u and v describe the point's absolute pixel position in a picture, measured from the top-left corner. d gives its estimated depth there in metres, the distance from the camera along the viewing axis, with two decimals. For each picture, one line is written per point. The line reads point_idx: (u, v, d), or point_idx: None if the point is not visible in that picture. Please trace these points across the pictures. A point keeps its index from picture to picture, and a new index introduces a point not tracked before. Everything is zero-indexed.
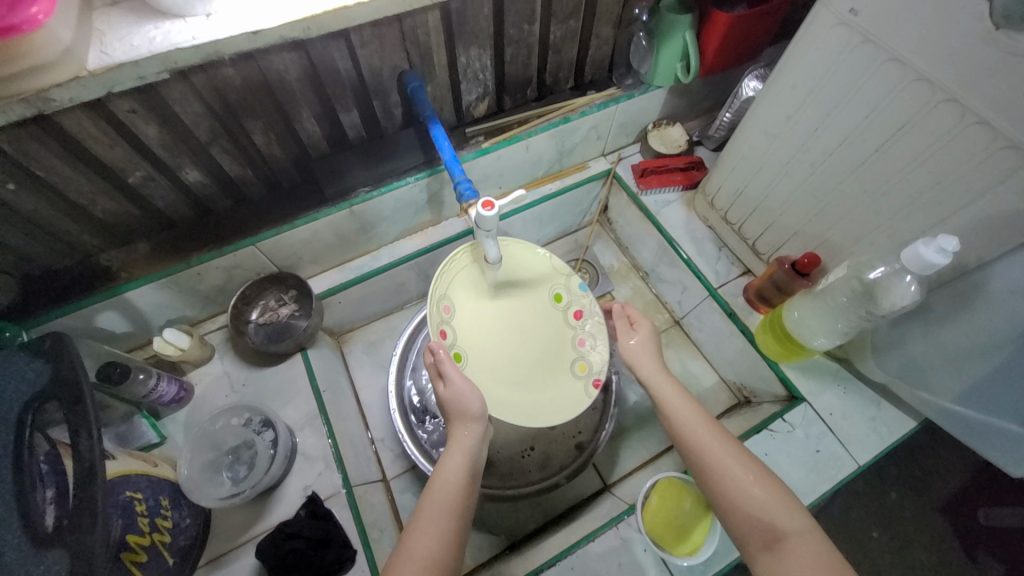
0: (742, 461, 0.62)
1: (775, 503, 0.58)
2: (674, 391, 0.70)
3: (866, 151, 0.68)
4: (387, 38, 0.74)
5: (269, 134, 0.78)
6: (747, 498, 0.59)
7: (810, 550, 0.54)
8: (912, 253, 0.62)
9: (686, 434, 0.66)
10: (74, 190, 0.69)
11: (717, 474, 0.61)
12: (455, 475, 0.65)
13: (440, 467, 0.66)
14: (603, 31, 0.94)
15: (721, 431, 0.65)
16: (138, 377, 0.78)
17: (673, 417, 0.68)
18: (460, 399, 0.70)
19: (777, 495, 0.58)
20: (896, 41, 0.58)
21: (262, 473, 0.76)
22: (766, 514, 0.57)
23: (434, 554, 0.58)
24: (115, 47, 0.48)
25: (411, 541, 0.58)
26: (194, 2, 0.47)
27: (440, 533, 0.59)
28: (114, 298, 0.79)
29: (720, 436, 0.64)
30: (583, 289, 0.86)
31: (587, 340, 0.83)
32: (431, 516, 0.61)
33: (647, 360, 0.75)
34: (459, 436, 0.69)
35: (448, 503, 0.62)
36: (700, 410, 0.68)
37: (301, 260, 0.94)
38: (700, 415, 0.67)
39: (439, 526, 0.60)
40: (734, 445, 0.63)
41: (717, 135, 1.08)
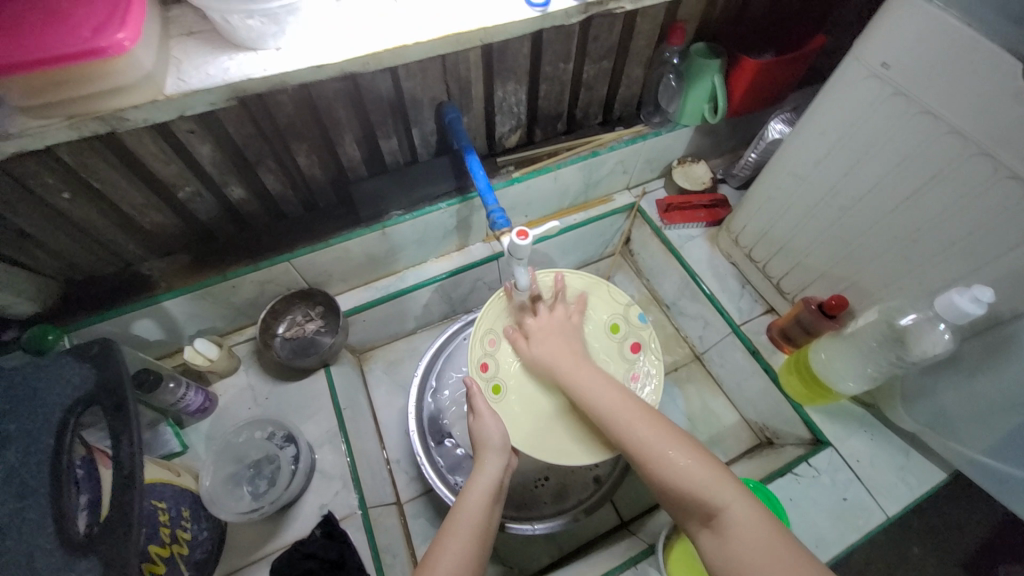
0: (666, 437, 0.61)
1: (701, 469, 0.57)
2: (589, 374, 0.71)
3: (897, 198, 0.69)
4: (430, 72, 0.78)
5: (312, 156, 0.81)
6: (671, 468, 0.58)
7: (743, 514, 0.53)
8: (946, 301, 0.62)
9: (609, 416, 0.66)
10: (127, 202, 0.73)
11: (643, 453, 0.61)
12: (481, 496, 0.65)
13: (466, 489, 0.67)
14: (634, 71, 0.97)
15: (644, 410, 0.65)
16: (169, 385, 0.80)
17: (592, 407, 0.68)
18: (486, 435, 0.71)
19: (702, 461, 0.58)
20: (928, 95, 0.60)
21: (282, 488, 0.77)
22: (697, 482, 0.56)
23: (458, 565, 0.58)
24: (191, 74, 0.51)
25: (436, 554, 0.59)
26: (267, 36, 0.51)
27: (466, 548, 0.60)
28: (152, 306, 0.81)
29: (639, 415, 0.64)
30: (641, 320, 0.86)
31: (641, 375, 0.81)
32: (457, 530, 0.61)
33: (567, 350, 0.75)
34: (484, 460, 0.69)
35: (472, 522, 0.62)
36: (616, 389, 0.68)
37: (331, 277, 0.97)
38: (615, 395, 0.67)
39: (462, 543, 0.60)
40: (650, 420, 0.64)
41: (742, 173, 1.10)
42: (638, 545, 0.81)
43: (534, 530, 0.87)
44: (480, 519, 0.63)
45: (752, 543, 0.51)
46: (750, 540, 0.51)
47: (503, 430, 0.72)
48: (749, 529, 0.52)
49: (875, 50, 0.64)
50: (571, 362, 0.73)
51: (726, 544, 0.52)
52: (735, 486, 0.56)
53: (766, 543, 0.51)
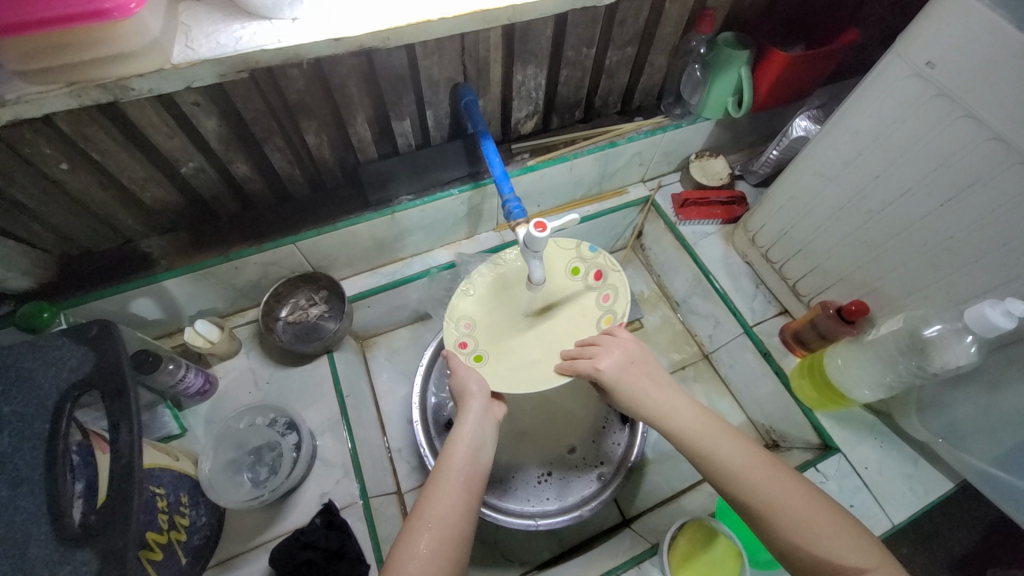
0: (805, 505, 0.53)
1: (857, 551, 0.50)
2: (699, 417, 0.61)
3: (930, 204, 0.66)
4: (447, 51, 0.74)
5: (322, 135, 0.78)
6: (813, 539, 0.51)
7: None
8: (976, 313, 0.60)
9: (722, 470, 0.57)
10: (127, 175, 0.69)
11: (768, 512, 0.53)
12: (466, 446, 0.64)
13: (450, 440, 0.65)
14: (658, 60, 0.93)
15: (772, 464, 0.56)
16: (168, 367, 0.77)
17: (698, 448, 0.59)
18: (462, 383, 0.71)
19: (851, 536, 0.51)
20: (973, 99, 0.57)
21: (284, 477, 0.75)
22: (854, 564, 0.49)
23: (450, 516, 0.58)
24: (200, 42, 0.48)
25: (424, 506, 0.58)
26: (284, 4, 0.47)
27: (457, 498, 0.59)
28: (152, 285, 0.79)
29: (765, 471, 0.56)
30: (593, 250, 0.83)
31: (610, 294, 0.78)
32: (449, 479, 0.60)
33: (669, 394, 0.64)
34: (466, 410, 0.68)
35: (462, 473, 0.61)
36: (733, 436, 0.59)
37: (336, 261, 0.94)
38: (737, 444, 0.58)
39: (451, 494, 0.59)
40: (779, 473, 0.55)
41: (761, 171, 1.07)
42: (641, 544, 0.80)
43: (536, 525, 0.85)
44: (461, 472, 0.62)
45: None
46: None
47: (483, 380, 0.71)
48: None
49: (920, 48, 0.60)
50: (681, 408, 0.63)
51: None
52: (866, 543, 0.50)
53: None
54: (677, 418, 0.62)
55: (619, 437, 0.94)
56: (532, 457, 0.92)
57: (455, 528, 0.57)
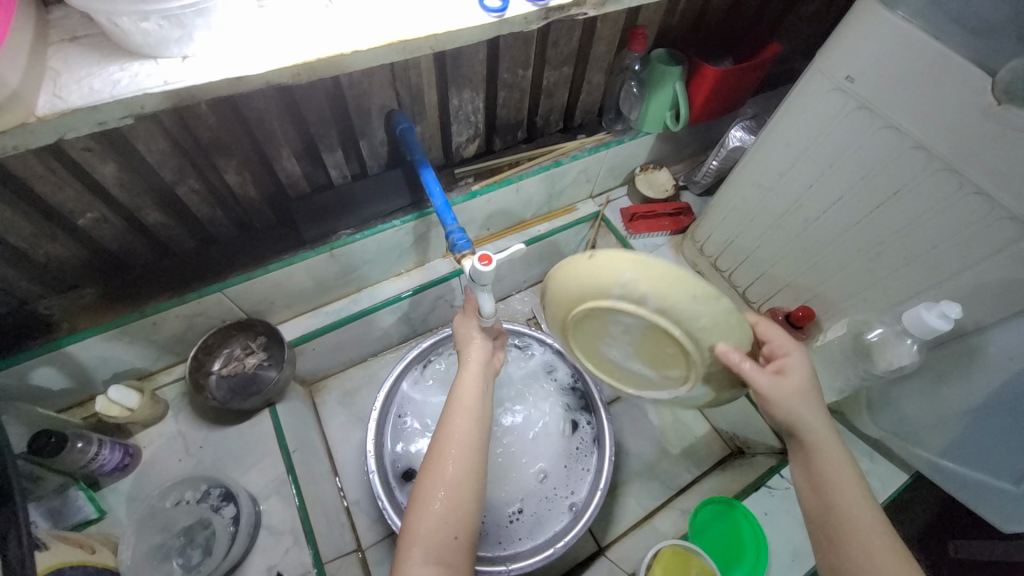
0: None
1: None
2: (856, 494, 0.52)
3: (862, 212, 0.68)
4: (377, 79, 0.70)
5: (243, 173, 0.71)
6: None
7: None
8: (914, 316, 0.62)
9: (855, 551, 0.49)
10: (11, 234, 0.61)
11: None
12: (473, 384, 0.65)
13: (456, 382, 0.65)
14: (595, 77, 0.93)
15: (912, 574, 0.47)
16: (77, 445, 0.69)
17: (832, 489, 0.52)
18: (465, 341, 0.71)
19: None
20: (893, 110, 0.59)
21: (220, 558, 0.68)
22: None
23: (467, 449, 0.58)
24: (70, 89, 0.42)
25: (441, 445, 0.59)
26: (170, 42, 0.42)
27: (471, 431, 0.60)
28: (53, 353, 0.69)
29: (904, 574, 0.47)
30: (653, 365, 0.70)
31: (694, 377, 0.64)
32: (460, 415, 0.61)
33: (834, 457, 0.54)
34: (467, 358, 0.69)
35: (471, 408, 0.62)
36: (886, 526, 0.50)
37: (273, 305, 0.87)
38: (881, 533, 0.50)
39: (466, 425, 0.60)
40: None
41: (703, 181, 1.09)
42: None
43: (507, 571, 0.81)
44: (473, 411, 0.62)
45: None
46: None
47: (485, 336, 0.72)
48: None
49: (840, 63, 0.62)
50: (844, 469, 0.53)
51: None
52: None
53: None
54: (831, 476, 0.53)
55: (587, 464, 0.91)
56: (500, 493, 0.89)
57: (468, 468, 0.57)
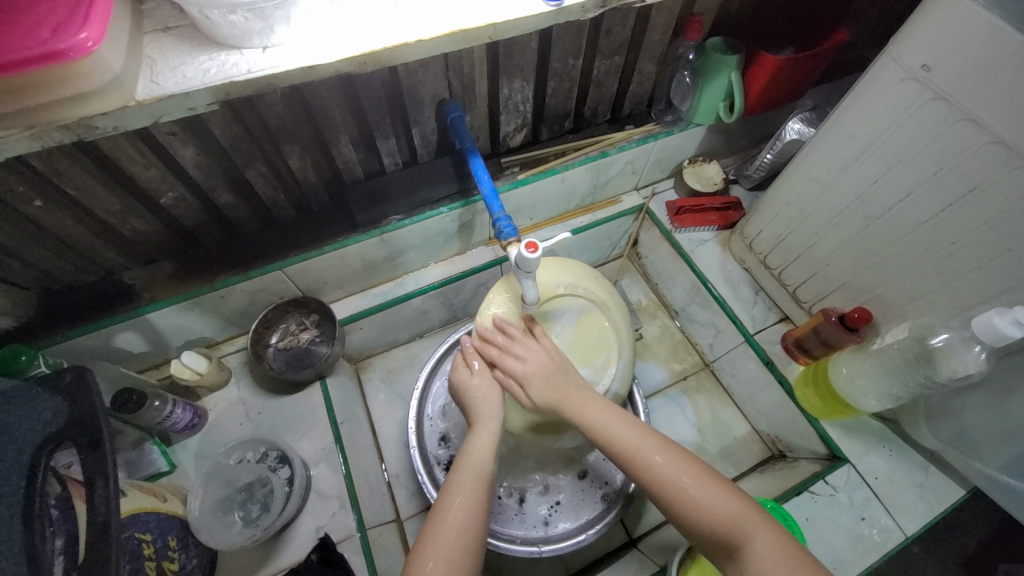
0: (709, 488, 0.57)
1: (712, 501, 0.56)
2: (604, 408, 0.66)
3: (930, 210, 0.65)
4: (431, 68, 0.72)
5: (304, 158, 0.76)
6: (697, 504, 0.56)
7: (769, 548, 0.51)
8: (983, 322, 0.59)
9: (630, 454, 0.61)
10: (104, 210, 0.67)
11: (666, 491, 0.58)
12: (484, 450, 0.65)
13: (466, 447, 0.66)
14: (646, 67, 0.92)
15: (664, 445, 0.62)
16: (154, 404, 0.76)
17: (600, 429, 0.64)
18: (481, 394, 0.70)
19: (724, 494, 0.56)
20: (972, 102, 0.55)
21: (276, 515, 0.74)
22: (719, 517, 0.54)
23: (466, 524, 0.58)
24: (166, 76, 0.46)
25: (440, 514, 0.59)
26: (253, 34, 0.46)
27: (470, 509, 0.59)
28: (135, 318, 0.76)
29: (663, 449, 0.61)
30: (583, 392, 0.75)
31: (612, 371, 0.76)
32: (461, 490, 0.61)
33: (564, 383, 0.68)
34: (484, 418, 0.68)
35: (473, 483, 0.62)
36: (632, 421, 0.65)
37: (326, 285, 0.92)
38: (632, 429, 0.63)
39: (467, 497, 0.60)
40: (670, 449, 0.61)
41: (755, 175, 1.05)
42: (649, 566, 0.78)
43: (541, 552, 0.82)
44: (480, 474, 0.63)
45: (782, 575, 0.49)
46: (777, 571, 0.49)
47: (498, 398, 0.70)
48: (775, 560, 0.50)
49: (915, 51, 0.58)
50: (573, 393, 0.67)
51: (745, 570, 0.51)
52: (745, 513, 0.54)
53: None
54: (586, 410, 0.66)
55: None
56: (533, 478, 0.90)
57: (468, 540, 0.57)
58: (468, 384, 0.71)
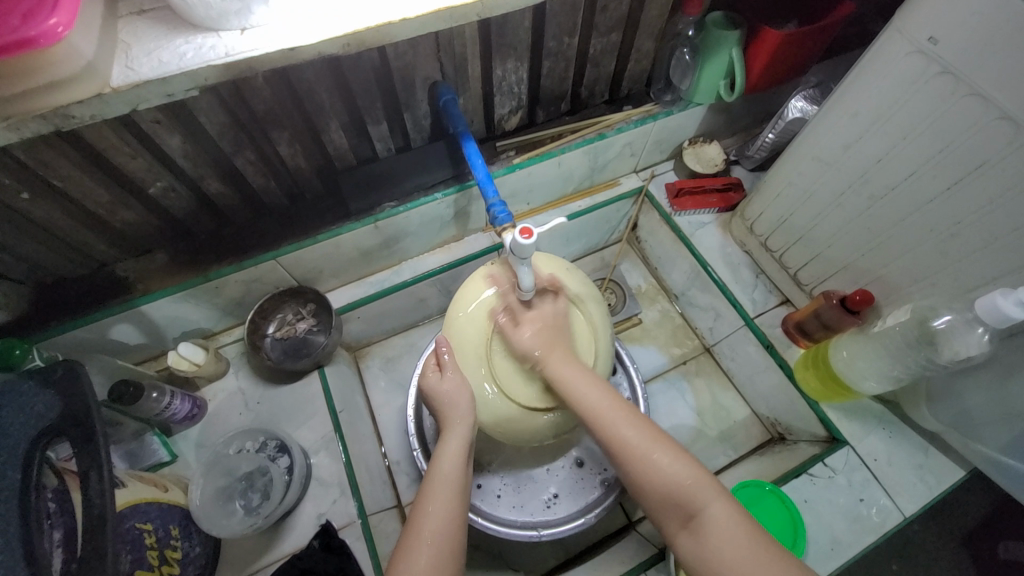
0: (678, 457, 0.57)
1: (679, 467, 0.56)
2: (577, 372, 0.64)
3: (936, 188, 0.63)
4: (421, 49, 0.70)
5: (294, 145, 0.74)
6: (662, 468, 0.56)
7: (724, 515, 0.53)
8: (987, 303, 0.58)
9: (598, 420, 0.61)
10: (92, 201, 0.66)
11: (630, 456, 0.58)
12: (455, 458, 0.64)
13: (438, 455, 0.65)
14: (645, 45, 0.89)
15: (629, 412, 0.61)
16: (152, 395, 0.76)
17: (573, 394, 0.63)
18: (452, 399, 0.68)
19: (684, 460, 0.57)
20: (982, 76, 0.53)
21: (277, 503, 0.75)
22: (680, 481, 0.55)
23: (442, 536, 0.57)
24: (142, 62, 0.44)
25: (419, 524, 0.58)
26: (230, 15, 0.44)
27: (447, 514, 0.59)
28: (130, 310, 0.76)
29: (626, 415, 0.61)
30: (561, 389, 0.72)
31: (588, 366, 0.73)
32: (435, 499, 0.60)
33: (551, 339, 0.68)
34: (454, 426, 0.67)
35: (447, 488, 0.61)
36: (599, 384, 0.64)
37: (321, 274, 0.91)
38: (601, 391, 0.63)
39: (442, 507, 0.60)
40: (637, 419, 0.61)
41: (757, 155, 1.02)
42: (648, 547, 0.79)
43: (540, 536, 0.84)
44: (456, 479, 0.63)
45: (736, 542, 0.51)
46: (732, 539, 0.51)
47: (467, 398, 0.68)
48: (731, 530, 0.51)
49: (922, 22, 0.56)
50: (558, 347, 0.67)
51: (704, 538, 0.52)
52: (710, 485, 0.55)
53: (749, 545, 0.50)
54: (560, 369, 0.65)
55: None
56: (533, 464, 0.91)
57: (448, 540, 0.57)
58: (438, 390, 0.69)
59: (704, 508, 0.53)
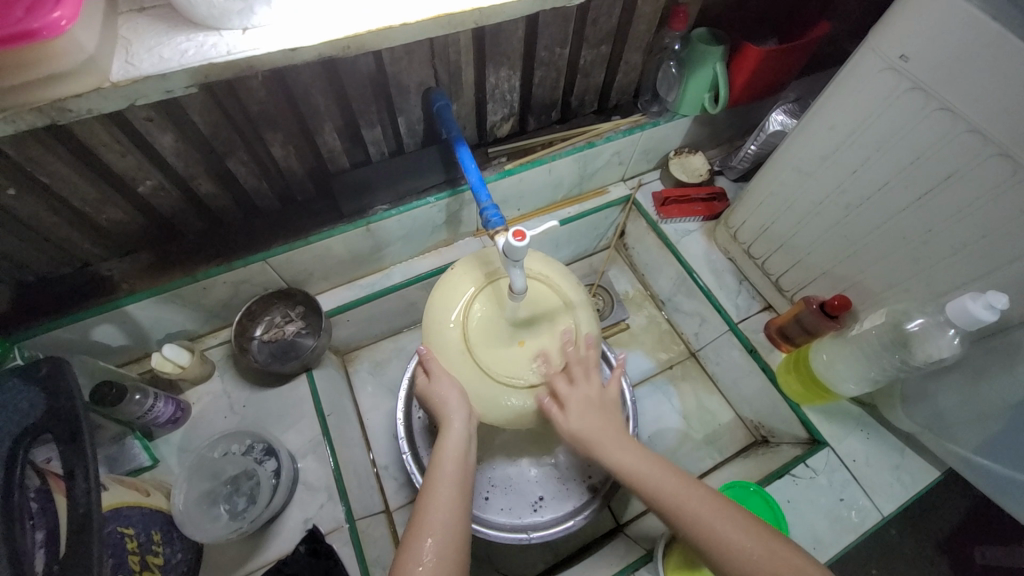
0: (767, 544, 0.54)
1: (772, 554, 0.53)
2: (641, 456, 0.63)
3: (908, 198, 0.66)
4: (417, 56, 0.71)
5: (288, 146, 0.74)
6: (753, 559, 0.53)
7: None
8: (958, 306, 0.61)
9: (673, 507, 0.58)
10: (79, 199, 0.65)
11: (714, 543, 0.55)
12: (455, 452, 0.64)
13: (437, 450, 0.65)
14: (633, 58, 0.92)
15: (707, 491, 0.59)
16: (135, 397, 0.74)
17: (644, 485, 0.61)
18: (441, 396, 0.68)
19: (779, 552, 0.53)
20: (949, 92, 0.57)
21: (262, 507, 0.74)
22: (776, 574, 0.51)
23: (449, 527, 0.58)
24: (142, 58, 0.44)
25: (422, 518, 0.58)
26: (232, 14, 0.44)
27: (453, 502, 0.60)
28: (113, 311, 0.74)
29: (710, 503, 0.58)
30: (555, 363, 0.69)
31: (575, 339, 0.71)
32: (442, 486, 0.61)
33: (600, 414, 0.66)
34: (449, 420, 0.66)
35: (451, 477, 0.62)
36: (668, 468, 0.62)
37: (311, 276, 0.90)
38: (674, 477, 0.61)
39: (446, 496, 0.60)
40: (717, 500, 0.58)
41: (740, 166, 1.06)
42: (636, 549, 0.79)
43: (529, 539, 0.84)
44: (457, 471, 0.63)
45: None
46: None
47: (460, 390, 0.68)
48: None
49: (893, 41, 0.60)
50: (608, 433, 0.65)
51: None
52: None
53: None
54: (618, 457, 0.63)
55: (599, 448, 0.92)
56: (521, 467, 0.91)
57: (455, 526, 0.58)
58: (428, 391, 0.70)
59: None
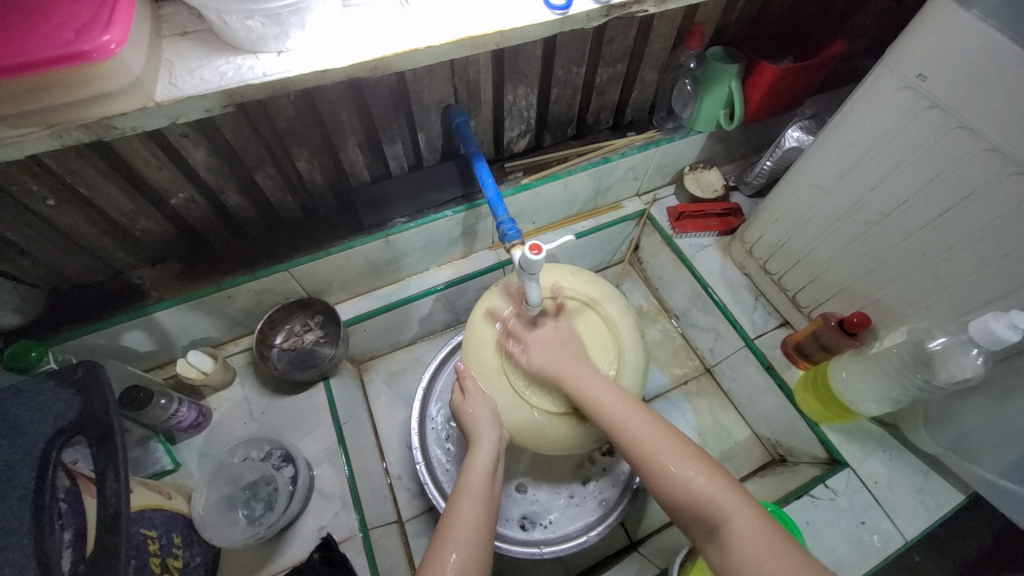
0: (699, 465, 0.56)
1: (698, 474, 0.55)
2: (596, 376, 0.66)
3: (928, 215, 0.66)
4: (437, 75, 0.74)
5: (312, 160, 0.77)
6: (681, 474, 0.56)
7: (745, 523, 0.51)
8: (981, 325, 0.60)
9: (615, 427, 0.62)
10: (116, 210, 0.68)
11: (646, 463, 0.58)
12: (483, 470, 0.64)
13: (466, 467, 0.65)
14: (648, 75, 0.93)
15: (649, 416, 0.62)
16: (160, 402, 0.77)
17: (592, 399, 0.64)
18: (474, 416, 0.70)
19: (709, 475, 0.55)
20: (969, 110, 0.57)
21: (279, 513, 0.75)
22: (697, 492, 0.54)
23: (472, 541, 0.58)
24: (183, 79, 0.47)
25: (447, 529, 0.59)
26: (269, 38, 0.47)
27: (478, 515, 0.60)
28: (142, 317, 0.77)
29: (650, 426, 0.60)
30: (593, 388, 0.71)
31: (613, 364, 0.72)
32: (467, 497, 0.62)
33: (564, 348, 0.69)
34: (480, 440, 0.67)
35: (480, 490, 0.63)
36: (619, 391, 0.65)
37: (331, 286, 0.93)
38: (623, 401, 0.63)
39: (474, 508, 0.61)
40: (659, 426, 0.61)
41: (755, 182, 1.06)
42: (650, 568, 0.78)
43: (542, 553, 0.83)
44: (484, 486, 0.63)
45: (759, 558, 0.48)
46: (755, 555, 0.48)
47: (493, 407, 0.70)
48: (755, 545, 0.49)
49: (911, 60, 0.60)
50: (572, 362, 0.68)
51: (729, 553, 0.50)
52: (733, 492, 0.54)
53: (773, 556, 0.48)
54: (578, 380, 0.66)
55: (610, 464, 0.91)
56: (532, 482, 0.90)
57: (479, 540, 0.58)
58: (461, 408, 0.72)
59: (727, 517, 0.52)
